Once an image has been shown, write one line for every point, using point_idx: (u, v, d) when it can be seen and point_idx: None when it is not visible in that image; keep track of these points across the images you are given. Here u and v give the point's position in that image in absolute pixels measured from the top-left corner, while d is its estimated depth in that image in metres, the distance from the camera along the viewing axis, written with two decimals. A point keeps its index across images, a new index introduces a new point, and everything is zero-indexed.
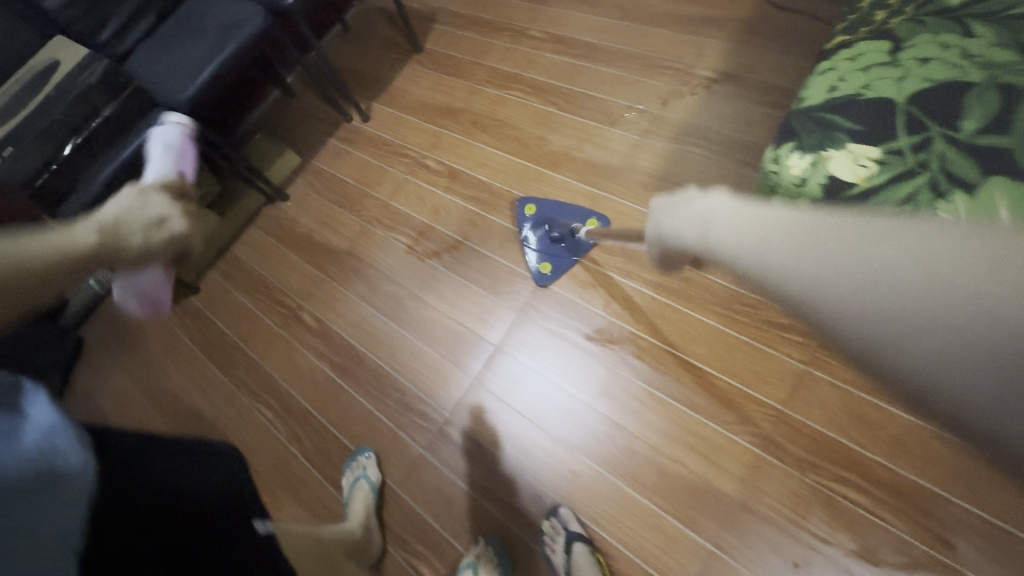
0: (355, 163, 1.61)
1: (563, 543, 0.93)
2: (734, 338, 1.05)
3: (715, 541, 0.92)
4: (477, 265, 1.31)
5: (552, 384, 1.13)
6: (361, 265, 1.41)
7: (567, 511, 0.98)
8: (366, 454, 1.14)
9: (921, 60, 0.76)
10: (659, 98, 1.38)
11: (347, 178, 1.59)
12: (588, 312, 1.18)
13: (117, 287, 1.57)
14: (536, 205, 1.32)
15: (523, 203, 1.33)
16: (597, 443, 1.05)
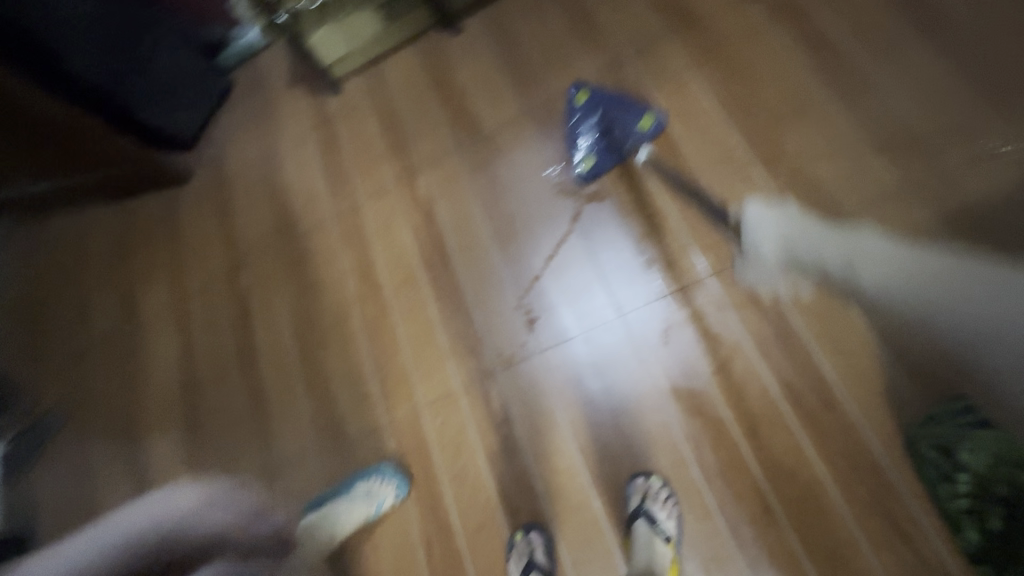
0: (545, 27, 1.30)
1: (522, 564, 0.94)
2: (830, 502, 0.86)
3: None
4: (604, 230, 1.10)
5: (610, 412, 1.01)
6: (494, 161, 1.24)
7: (542, 534, 0.96)
8: (378, 477, 1.05)
9: None
10: (972, 148, 0.94)
11: (528, 42, 1.30)
12: (693, 363, 0.98)
13: (282, 62, 1.56)
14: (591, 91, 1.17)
15: (579, 88, 1.18)
16: (619, 498, 0.96)
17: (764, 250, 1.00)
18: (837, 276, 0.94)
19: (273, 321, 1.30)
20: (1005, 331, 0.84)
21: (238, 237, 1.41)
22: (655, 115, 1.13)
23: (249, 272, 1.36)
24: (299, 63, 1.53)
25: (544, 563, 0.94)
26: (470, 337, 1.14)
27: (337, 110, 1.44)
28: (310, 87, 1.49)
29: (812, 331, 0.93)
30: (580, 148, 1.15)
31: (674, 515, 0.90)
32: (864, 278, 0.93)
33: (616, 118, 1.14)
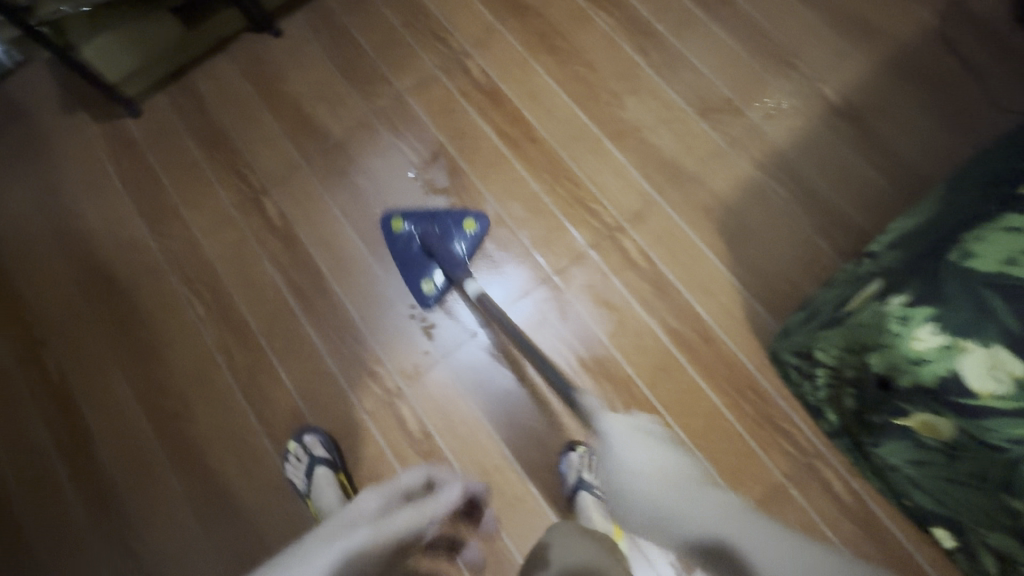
0: (377, 24, 1.23)
1: (306, 467, 0.96)
2: (727, 423, 0.98)
3: None
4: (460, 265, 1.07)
5: (528, 398, 1.01)
6: (352, 169, 1.15)
7: (320, 434, 0.99)
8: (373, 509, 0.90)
9: None
10: (766, 104, 1.12)
11: (362, 40, 1.23)
12: (592, 332, 1.03)
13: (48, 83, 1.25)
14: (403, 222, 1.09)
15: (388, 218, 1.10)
16: (553, 477, 0.98)
17: (629, 216, 1.08)
18: (692, 228, 1.07)
19: (111, 402, 1.06)
20: (818, 247, 1.03)
21: (35, 310, 1.11)
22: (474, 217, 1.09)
23: (64, 346, 1.09)
24: (73, 82, 1.24)
25: (331, 458, 0.97)
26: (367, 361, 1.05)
27: (139, 136, 1.20)
28: (96, 110, 1.22)
29: (682, 280, 1.04)
30: (430, 272, 1.06)
31: None
32: (712, 225, 1.07)
33: (444, 232, 1.07)
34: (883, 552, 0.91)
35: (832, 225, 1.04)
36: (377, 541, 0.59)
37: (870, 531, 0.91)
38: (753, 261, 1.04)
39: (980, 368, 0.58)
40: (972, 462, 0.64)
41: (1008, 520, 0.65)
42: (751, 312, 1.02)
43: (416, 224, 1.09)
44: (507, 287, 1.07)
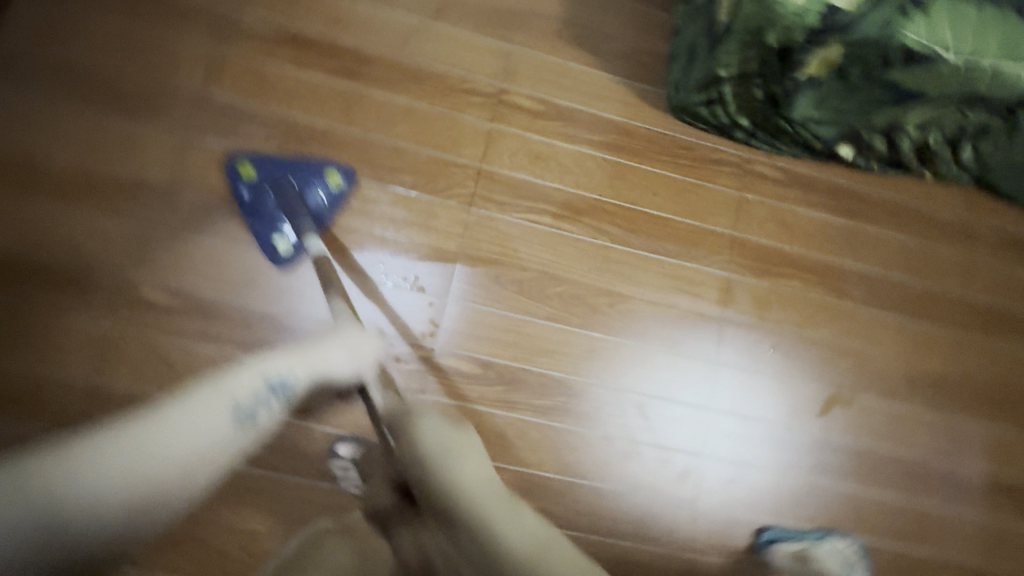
0: (105, 37, 0.98)
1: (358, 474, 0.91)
2: (684, 182, 1.10)
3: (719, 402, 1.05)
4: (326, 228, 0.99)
5: (537, 274, 1.02)
6: (210, 199, 0.96)
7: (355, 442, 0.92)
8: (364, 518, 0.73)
9: None
10: None
11: (101, 64, 0.97)
12: (544, 187, 1.06)
13: None
14: (254, 169, 0.95)
15: (237, 168, 0.95)
16: (603, 318, 1.03)
17: (500, 75, 1.08)
18: (555, 53, 1.11)
19: None
20: (649, 13, 1.15)
21: None
22: (337, 170, 0.99)
23: None
24: None
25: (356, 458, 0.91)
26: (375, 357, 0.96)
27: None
28: None
29: (578, 100, 1.10)
30: (286, 229, 0.95)
31: (642, 314, 1.04)
32: (567, 41, 1.11)
33: (303, 187, 0.96)
34: (823, 196, 1.14)
35: None
36: (276, 389, 0.60)
37: (811, 186, 1.13)
38: (616, 51, 1.12)
39: None
40: (857, 63, 0.87)
41: (887, 93, 0.91)
42: (642, 90, 1.12)
43: (267, 179, 0.95)
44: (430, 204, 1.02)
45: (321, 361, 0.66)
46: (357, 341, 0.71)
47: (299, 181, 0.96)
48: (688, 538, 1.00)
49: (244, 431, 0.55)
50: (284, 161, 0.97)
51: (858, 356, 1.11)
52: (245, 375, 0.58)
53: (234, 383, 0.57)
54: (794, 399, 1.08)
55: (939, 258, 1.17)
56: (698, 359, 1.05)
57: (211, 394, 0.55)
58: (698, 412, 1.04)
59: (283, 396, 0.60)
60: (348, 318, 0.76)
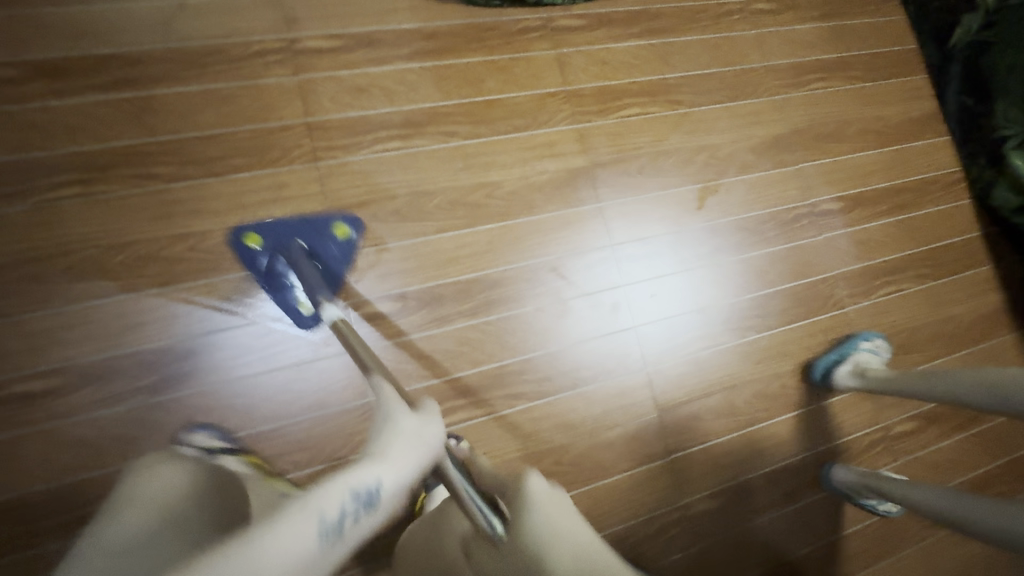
0: None
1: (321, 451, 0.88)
2: (502, 60, 1.14)
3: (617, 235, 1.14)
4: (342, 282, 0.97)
5: (411, 196, 1.04)
6: (43, 267, 0.88)
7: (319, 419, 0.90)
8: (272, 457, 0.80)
9: None
10: None
11: None
12: (379, 115, 1.05)
13: None
14: (258, 231, 0.91)
15: (239, 236, 0.90)
16: (487, 210, 1.08)
17: (285, 26, 1.04)
18: None
19: None
20: None
21: None
22: (345, 221, 0.96)
23: None
24: None
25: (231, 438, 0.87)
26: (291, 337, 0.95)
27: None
28: None
29: (372, 22, 1.08)
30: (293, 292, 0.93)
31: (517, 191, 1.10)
32: None
33: (314, 247, 0.93)
34: (626, 26, 1.23)
35: None
36: (365, 501, 0.45)
37: (610, 21, 1.22)
38: None
39: None
40: None
41: None
42: None
43: (277, 243, 0.91)
44: (277, 175, 0.99)
45: (400, 467, 0.49)
46: (425, 431, 0.54)
47: (310, 241, 0.93)
48: (641, 357, 1.11)
49: (328, 552, 0.41)
50: (291, 220, 0.92)
51: (710, 149, 1.24)
52: (325, 491, 0.44)
53: (320, 496, 0.43)
54: (675, 206, 1.20)
55: (737, 40, 1.31)
56: (584, 209, 1.14)
57: (291, 520, 0.40)
58: (604, 253, 1.13)
59: (369, 507, 0.45)
60: (395, 399, 0.58)
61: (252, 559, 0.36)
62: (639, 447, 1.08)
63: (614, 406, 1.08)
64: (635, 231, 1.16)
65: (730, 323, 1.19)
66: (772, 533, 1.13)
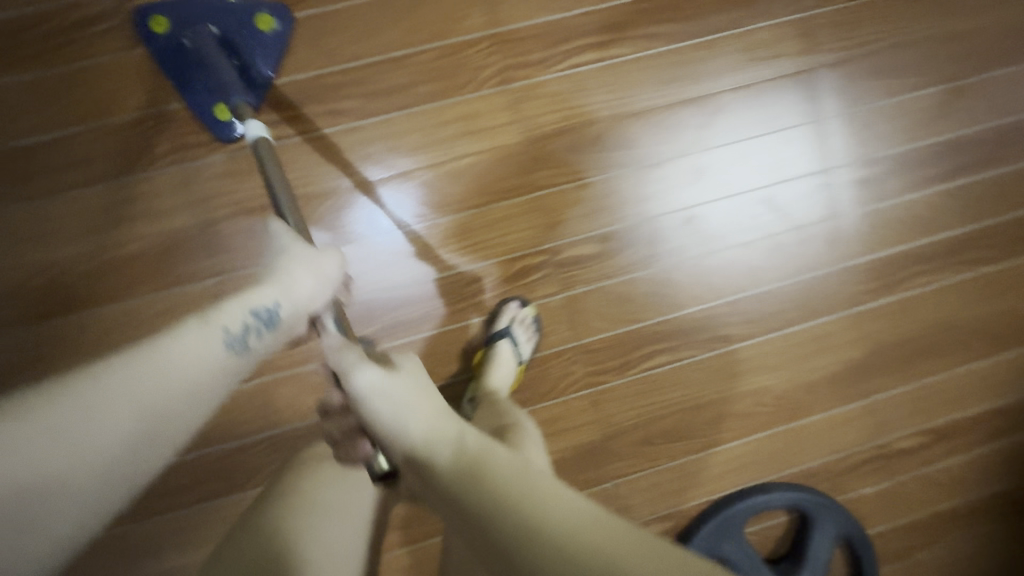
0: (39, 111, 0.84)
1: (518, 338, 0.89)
2: None
3: (834, 156, 0.99)
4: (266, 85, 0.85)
5: (612, 120, 0.92)
6: (255, 218, 0.87)
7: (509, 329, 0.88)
8: None
9: None
10: None
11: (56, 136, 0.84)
12: (572, 21, 0.90)
13: None
14: (161, 10, 0.82)
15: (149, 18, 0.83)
16: (694, 133, 0.95)
17: None
18: None
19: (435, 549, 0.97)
20: None
21: None
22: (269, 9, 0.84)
23: None
24: None
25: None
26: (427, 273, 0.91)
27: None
28: None
29: None
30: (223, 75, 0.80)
31: (724, 108, 0.95)
32: None
33: (227, 33, 0.82)
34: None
35: None
36: (267, 320, 0.57)
37: None
38: None
39: None
40: None
41: None
42: None
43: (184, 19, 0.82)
44: (470, 105, 0.89)
45: (298, 296, 0.59)
46: (328, 265, 0.62)
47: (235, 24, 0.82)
48: (852, 293, 1.02)
49: (237, 355, 0.54)
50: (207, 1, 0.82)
51: (948, 38, 1.02)
52: (232, 307, 0.55)
53: (222, 311, 0.54)
54: (906, 114, 1.01)
55: None
56: (800, 125, 0.98)
57: (199, 328, 0.52)
58: (818, 179, 0.99)
59: (272, 325, 0.57)
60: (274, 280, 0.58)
61: (163, 353, 0.49)
62: (843, 386, 1.03)
63: (819, 347, 1.02)
64: (854, 149, 1.00)
65: (957, 255, 1.04)
66: (978, 471, 1.08)
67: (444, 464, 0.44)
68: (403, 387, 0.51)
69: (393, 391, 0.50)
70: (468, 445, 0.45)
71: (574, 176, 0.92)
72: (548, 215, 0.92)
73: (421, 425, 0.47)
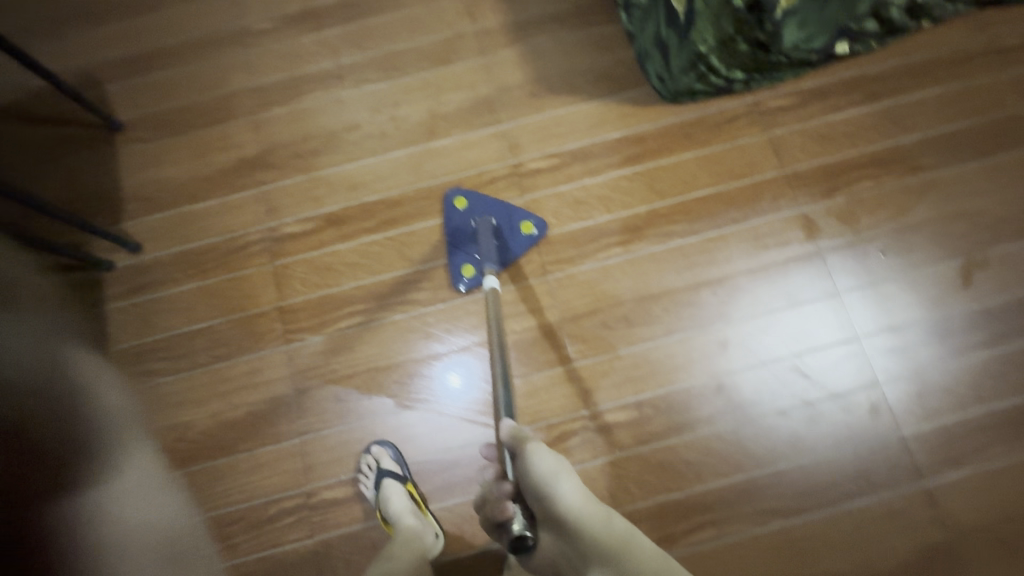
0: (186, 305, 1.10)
1: None
2: (711, 153, 1.13)
3: (862, 327, 1.04)
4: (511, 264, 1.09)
5: (638, 301, 1.06)
6: (338, 386, 1.06)
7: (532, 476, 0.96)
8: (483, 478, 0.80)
9: None
10: (464, 11, 1.24)
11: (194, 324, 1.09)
12: (600, 225, 1.10)
13: None
14: (467, 195, 1.12)
15: (454, 197, 1.12)
16: (715, 309, 1.06)
17: (510, 155, 1.15)
18: (542, 111, 1.17)
19: None
20: (601, 31, 1.21)
21: None
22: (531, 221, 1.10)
23: None
24: None
25: (402, 471, 0.98)
26: (475, 435, 1.03)
27: None
28: None
29: (583, 137, 1.15)
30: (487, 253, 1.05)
31: (742, 286, 1.07)
32: (547, 94, 1.18)
33: (501, 226, 1.09)
34: (844, 95, 1.15)
35: (583, 13, 1.22)
36: None
37: (825, 95, 1.15)
38: (593, 78, 1.18)
39: None
40: None
41: None
42: (632, 98, 1.17)
43: (477, 210, 1.10)
44: (516, 293, 1.08)
45: None
46: None
47: (498, 222, 1.10)
48: (914, 466, 0.97)
49: None
50: (490, 201, 1.11)
51: (969, 216, 1.08)
52: None
53: None
54: (931, 285, 1.06)
55: (984, 88, 1.14)
56: (820, 298, 1.06)
57: None
58: (849, 348, 1.03)
59: None
60: None
61: None
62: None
63: (887, 527, 0.94)
64: (882, 320, 1.04)
65: None
66: None
67: (600, 534, 0.62)
68: (567, 474, 0.66)
69: (559, 473, 0.66)
70: (616, 526, 0.64)
71: (606, 349, 1.04)
72: (585, 384, 1.02)
73: (573, 498, 0.65)
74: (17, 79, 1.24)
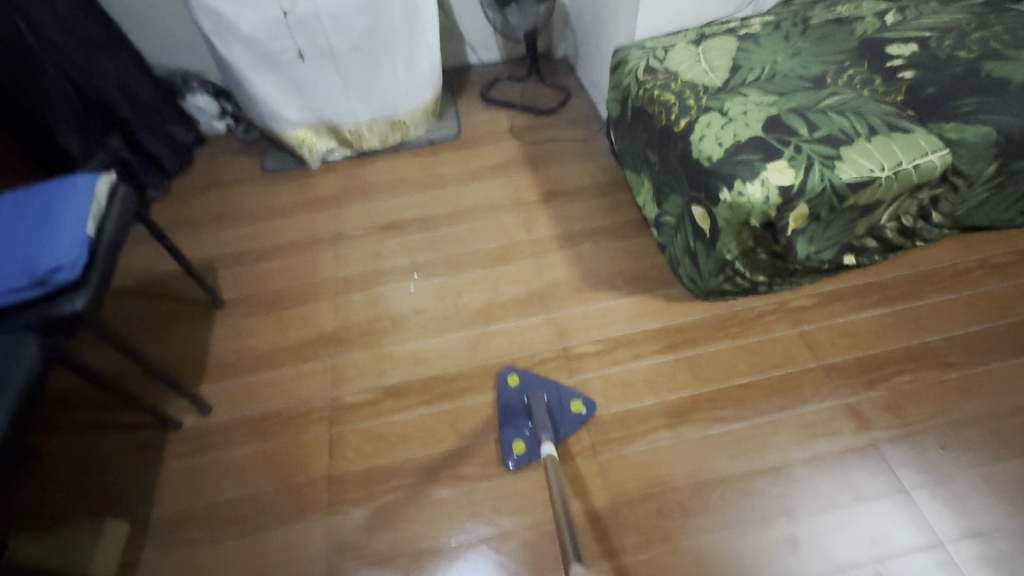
0: (238, 468, 1.12)
1: None
2: (746, 344, 1.22)
3: (943, 532, 0.96)
4: (561, 441, 1.11)
5: (693, 488, 1.03)
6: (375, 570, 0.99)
7: None
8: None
9: (743, 112, 1.11)
10: (520, 224, 1.51)
11: (242, 489, 1.09)
12: (647, 407, 1.14)
13: None
14: (518, 373, 1.20)
15: (506, 374, 1.20)
16: (776, 500, 1.01)
17: (558, 339, 1.26)
18: (587, 303, 1.32)
19: None
20: (635, 243, 1.43)
21: None
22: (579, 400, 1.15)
23: None
24: None
25: None
26: None
27: None
28: None
29: (624, 325, 1.28)
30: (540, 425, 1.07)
31: (800, 477, 1.04)
32: (591, 289, 1.35)
33: (552, 404, 1.14)
34: (860, 298, 1.28)
35: (619, 228, 1.47)
36: None
37: (843, 297, 1.28)
38: (631, 278, 1.36)
39: (778, 173, 1.02)
40: (823, 208, 1.06)
41: (856, 210, 1.11)
42: (667, 295, 1.32)
43: (528, 387, 1.17)
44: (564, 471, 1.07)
45: None
46: None
47: (549, 399, 1.15)
48: None
49: None
50: (540, 378, 1.19)
51: (1019, 412, 1.09)
52: None
53: None
54: (1005, 485, 1.01)
55: (990, 296, 1.26)
56: (887, 495, 1.01)
57: None
58: (935, 555, 0.94)
59: None
60: None
61: None
62: None
63: None
64: (963, 523, 0.97)
65: None
66: None
67: None
68: None
69: None
70: None
71: (663, 540, 0.98)
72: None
73: None
74: (151, 264, 1.50)
